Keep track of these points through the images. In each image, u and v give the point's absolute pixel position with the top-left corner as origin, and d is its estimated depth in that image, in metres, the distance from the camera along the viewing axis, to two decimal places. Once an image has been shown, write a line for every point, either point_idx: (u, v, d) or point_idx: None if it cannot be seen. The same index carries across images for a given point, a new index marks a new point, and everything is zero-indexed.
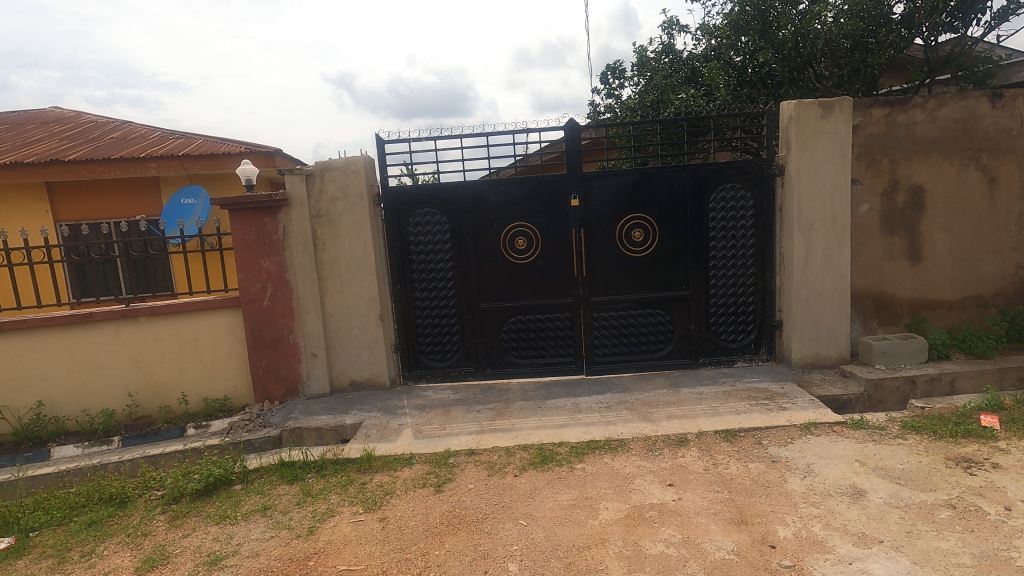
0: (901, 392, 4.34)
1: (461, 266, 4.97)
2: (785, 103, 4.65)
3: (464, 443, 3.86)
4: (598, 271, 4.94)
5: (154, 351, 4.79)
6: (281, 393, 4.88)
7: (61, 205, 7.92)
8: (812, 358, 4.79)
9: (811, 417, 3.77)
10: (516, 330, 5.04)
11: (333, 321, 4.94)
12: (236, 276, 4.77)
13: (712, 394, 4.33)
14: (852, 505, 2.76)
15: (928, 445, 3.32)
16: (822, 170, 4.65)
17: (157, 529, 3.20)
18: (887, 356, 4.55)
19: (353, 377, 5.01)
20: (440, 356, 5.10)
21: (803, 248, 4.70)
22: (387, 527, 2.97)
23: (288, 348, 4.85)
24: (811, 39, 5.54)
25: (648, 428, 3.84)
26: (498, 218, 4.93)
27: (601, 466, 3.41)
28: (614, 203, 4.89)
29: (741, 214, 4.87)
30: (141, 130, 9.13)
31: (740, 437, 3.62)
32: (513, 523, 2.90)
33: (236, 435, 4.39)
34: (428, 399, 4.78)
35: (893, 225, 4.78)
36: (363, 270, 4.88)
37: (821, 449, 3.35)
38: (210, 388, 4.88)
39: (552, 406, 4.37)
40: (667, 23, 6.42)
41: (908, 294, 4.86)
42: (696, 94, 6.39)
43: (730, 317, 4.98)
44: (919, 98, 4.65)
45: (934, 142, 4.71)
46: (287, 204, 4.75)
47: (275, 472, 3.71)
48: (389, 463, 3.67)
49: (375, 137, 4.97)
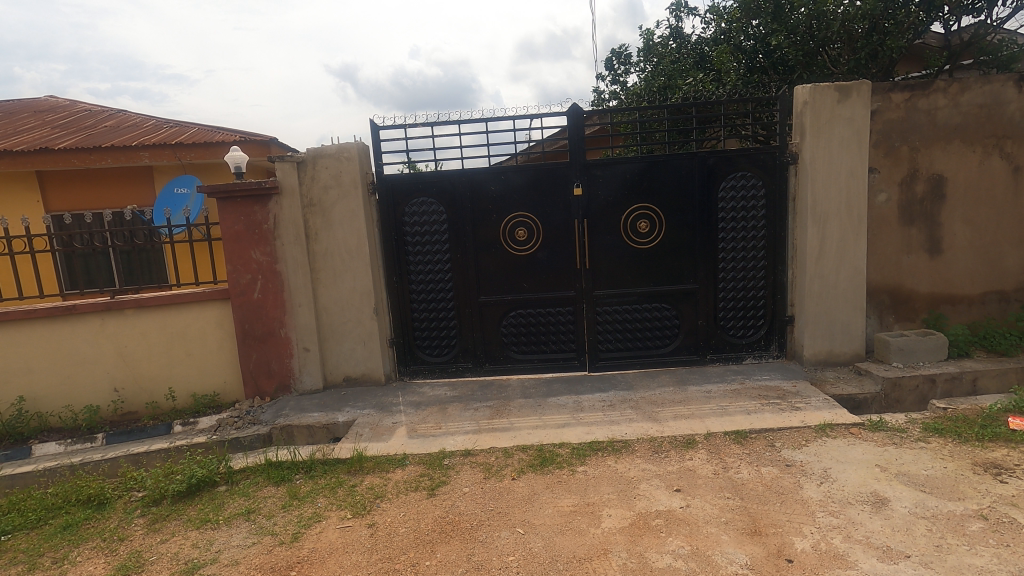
0: (921, 391, 4.12)
1: (459, 258, 4.78)
2: (799, 87, 4.42)
3: (460, 444, 3.67)
4: (601, 262, 4.74)
5: (140, 345, 4.61)
6: (272, 389, 4.71)
7: (53, 194, 7.72)
8: (825, 356, 4.59)
9: (826, 418, 3.56)
10: (515, 324, 4.85)
11: (327, 314, 4.76)
12: (225, 267, 4.60)
13: (721, 393, 4.13)
14: (875, 515, 2.56)
15: (953, 449, 3.11)
16: (838, 159, 4.42)
17: (134, 533, 3.03)
18: (904, 353, 4.33)
19: (347, 373, 4.84)
20: (437, 351, 4.92)
21: (817, 240, 4.49)
22: (376, 534, 2.79)
23: (279, 342, 4.68)
24: (826, 21, 5.29)
25: (654, 428, 3.64)
26: (498, 208, 4.73)
27: (604, 469, 3.22)
28: (618, 192, 4.68)
29: (752, 204, 4.64)
30: (135, 118, 8.95)
31: (751, 439, 3.42)
32: (510, 531, 2.72)
33: (224, 433, 4.22)
34: (424, 395, 4.60)
35: (912, 215, 4.56)
36: (358, 261, 4.70)
37: (838, 453, 3.15)
38: (200, 383, 4.71)
39: (553, 405, 4.18)
40: (673, 6, 6.14)
41: (926, 288, 4.64)
42: (706, 78, 5.95)
43: (740, 312, 4.76)
44: (942, 82, 4.41)
45: (957, 129, 4.47)
46: (277, 192, 4.56)
47: (262, 473, 3.53)
48: (380, 464, 3.48)
49: (369, 122, 4.76)
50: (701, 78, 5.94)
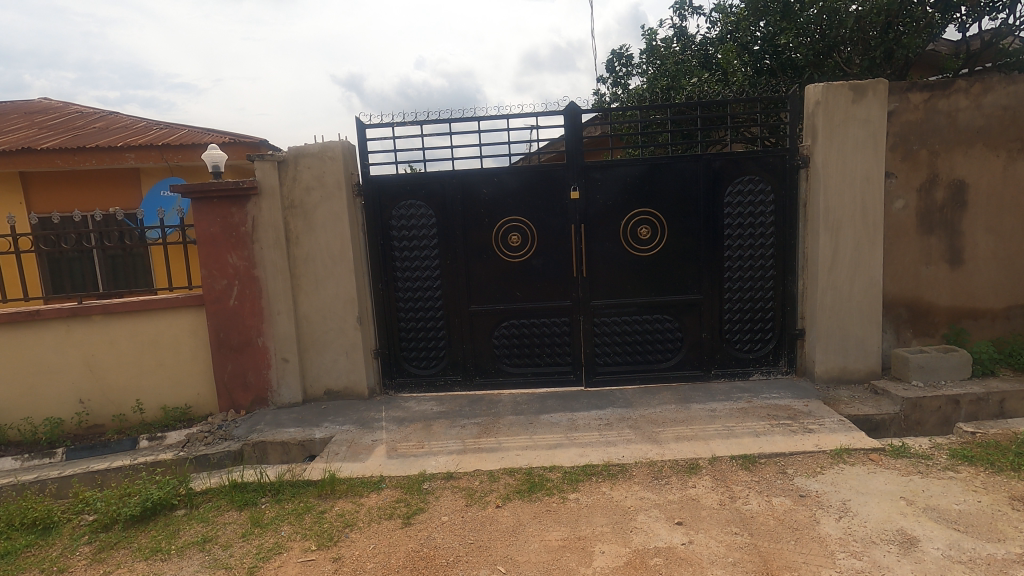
0: (943, 413, 3.81)
1: (448, 264, 4.50)
2: (811, 86, 4.15)
3: (442, 465, 3.37)
4: (600, 271, 4.46)
5: (109, 354, 4.34)
6: (248, 402, 4.44)
7: (37, 196, 7.50)
8: (838, 373, 4.29)
9: (843, 442, 3.25)
10: (507, 336, 4.56)
11: (308, 323, 4.49)
12: (200, 271, 4.33)
13: (727, 412, 3.82)
14: (904, 558, 2.25)
15: (986, 480, 2.80)
16: (852, 163, 4.15)
17: (76, 564, 2.74)
18: (924, 371, 4.03)
19: (328, 386, 4.55)
20: (425, 363, 4.63)
21: (830, 249, 4.20)
22: (340, 570, 2.50)
23: (256, 352, 4.41)
24: (838, 19, 5.05)
25: (654, 451, 3.34)
26: (491, 212, 4.46)
27: (598, 497, 2.92)
28: (618, 196, 4.40)
29: (760, 209, 4.36)
30: (126, 119, 8.75)
31: (761, 465, 3.11)
32: (490, 569, 2.42)
33: (193, 450, 3.93)
34: (409, 410, 4.30)
35: (932, 223, 4.27)
36: (341, 266, 4.43)
37: (858, 483, 2.84)
38: (170, 395, 4.43)
39: (545, 423, 3.88)
40: (677, 5, 5.90)
41: (947, 302, 4.35)
42: (712, 79, 5.69)
43: (747, 325, 4.46)
44: (963, 82, 4.14)
45: (979, 132, 4.20)
46: (257, 193, 4.31)
47: (225, 496, 3.23)
48: (354, 488, 3.18)
49: (355, 120, 4.51)
50: (706, 78, 5.67)
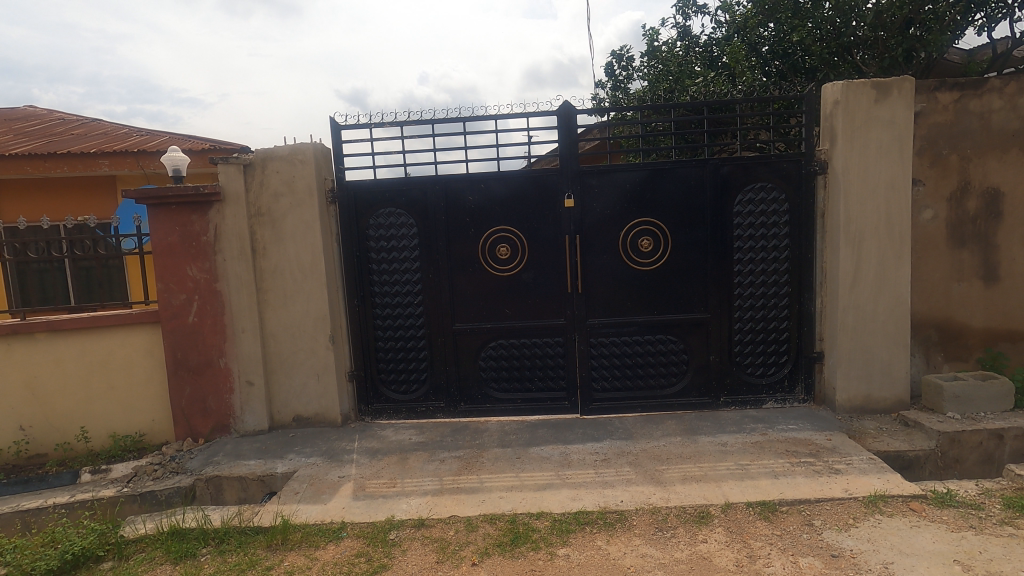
0: (984, 449, 3.37)
1: (430, 279, 4.10)
2: (829, 85, 3.78)
3: (414, 510, 2.93)
4: (596, 285, 4.05)
5: (53, 376, 3.93)
6: (207, 430, 4.01)
7: (6, 204, 7.13)
8: (862, 401, 3.85)
9: (876, 486, 2.81)
10: (495, 357, 4.14)
11: (275, 343, 4.08)
12: (156, 285, 3.93)
13: (740, 447, 3.39)
14: None
15: None
16: (875, 169, 3.76)
17: None
18: (960, 401, 3.59)
19: (297, 412, 4.12)
20: (404, 387, 4.21)
21: (851, 264, 3.80)
22: None
23: (216, 374, 3.99)
24: (856, 14, 4.69)
25: (657, 494, 2.89)
26: (477, 221, 4.06)
27: (591, 554, 2.48)
28: (617, 205, 4.00)
29: (774, 220, 3.95)
30: (106, 126, 8.40)
31: (782, 514, 2.67)
32: None
33: (138, 485, 3.49)
34: (385, 441, 3.87)
35: (963, 236, 3.87)
36: (312, 280, 4.03)
37: (900, 540, 2.40)
38: (121, 421, 4.01)
39: (535, 458, 3.44)
40: (681, 4, 5.57)
41: (981, 322, 3.92)
42: (718, 78, 5.33)
43: (760, 347, 4.03)
44: (997, 81, 3.76)
45: (1015, 135, 3.81)
46: (220, 200, 3.93)
47: (160, 546, 2.79)
48: (310, 538, 2.74)
49: (331, 121, 4.14)
50: (712, 78, 5.31)
